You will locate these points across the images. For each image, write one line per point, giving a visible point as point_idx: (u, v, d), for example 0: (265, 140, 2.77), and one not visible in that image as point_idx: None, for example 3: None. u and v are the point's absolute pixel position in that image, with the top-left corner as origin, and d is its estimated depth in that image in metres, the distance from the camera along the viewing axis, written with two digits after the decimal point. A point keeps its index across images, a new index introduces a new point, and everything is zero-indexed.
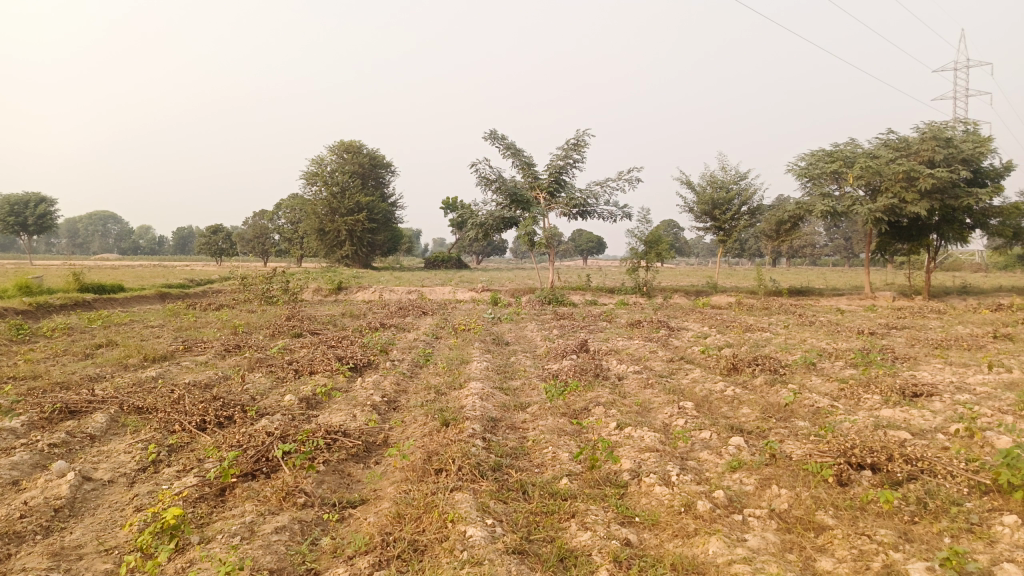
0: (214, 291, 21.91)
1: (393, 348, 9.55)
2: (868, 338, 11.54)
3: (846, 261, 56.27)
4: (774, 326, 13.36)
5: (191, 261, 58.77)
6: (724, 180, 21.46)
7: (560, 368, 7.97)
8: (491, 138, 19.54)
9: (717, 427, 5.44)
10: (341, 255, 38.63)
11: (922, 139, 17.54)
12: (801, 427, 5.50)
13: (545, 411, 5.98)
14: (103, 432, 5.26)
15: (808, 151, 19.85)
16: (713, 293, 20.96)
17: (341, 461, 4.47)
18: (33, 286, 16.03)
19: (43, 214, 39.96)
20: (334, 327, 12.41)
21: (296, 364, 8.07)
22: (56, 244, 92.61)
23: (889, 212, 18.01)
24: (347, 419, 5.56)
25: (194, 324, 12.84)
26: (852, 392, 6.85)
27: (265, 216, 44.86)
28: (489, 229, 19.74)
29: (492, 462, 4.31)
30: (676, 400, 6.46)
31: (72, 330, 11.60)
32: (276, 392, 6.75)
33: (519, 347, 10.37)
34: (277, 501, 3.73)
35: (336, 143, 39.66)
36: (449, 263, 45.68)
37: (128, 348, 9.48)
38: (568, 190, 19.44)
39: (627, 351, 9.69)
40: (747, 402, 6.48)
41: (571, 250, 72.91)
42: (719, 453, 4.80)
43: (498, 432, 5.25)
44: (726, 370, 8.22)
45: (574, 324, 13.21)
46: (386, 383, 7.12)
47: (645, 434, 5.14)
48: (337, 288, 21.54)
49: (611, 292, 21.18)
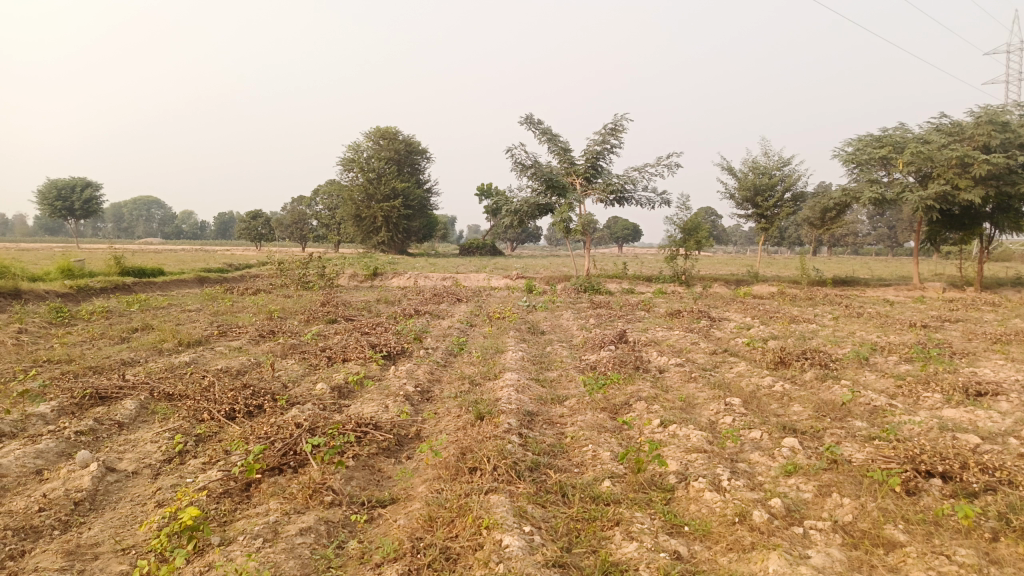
0: (251, 276, 22.00)
1: (427, 336, 9.37)
2: (921, 331, 11.02)
3: (890, 250, 54.77)
4: (819, 317, 12.87)
5: (229, 246, 59.65)
6: (767, 166, 20.81)
7: (598, 359, 7.68)
8: (528, 121, 19.18)
9: (768, 426, 5.12)
10: (377, 241, 38.72)
11: (978, 123, 16.73)
12: (859, 428, 5.15)
13: (583, 405, 5.71)
14: (132, 419, 5.14)
15: (856, 136, 19.12)
16: (753, 282, 20.41)
17: (372, 456, 4.27)
18: (75, 269, 16.22)
19: (88, 199, 40.74)
20: (368, 313, 12.29)
21: (329, 351, 7.92)
22: (102, 228, 94.83)
23: (941, 200, 17.25)
24: (379, 410, 5.37)
25: (229, 308, 12.83)
26: (910, 390, 6.45)
27: (302, 201, 45.14)
28: (524, 215, 19.44)
29: (530, 461, 4.06)
30: (722, 396, 6.14)
31: (111, 313, 11.65)
32: (307, 380, 6.60)
33: (555, 336, 10.08)
34: (303, 499, 3.53)
35: (372, 129, 39.62)
36: (485, 250, 45.55)
37: (163, 332, 9.45)
38: (606, 176, 19.01)
39: (667, 343, 9.36)
40: (799, 399, 6.13)
41: (606, 238, 72.18)
42: (772, 456, 4.48)
43: (535, 427, 5.00)
44: (773, 364, 7.85)
45: (611, 313, 12.90)
46: (419, 373, 6.90)
47: (691, 432, 4.85)
48: (372, 274, 21.47)
49: (649, 280, 20.75)
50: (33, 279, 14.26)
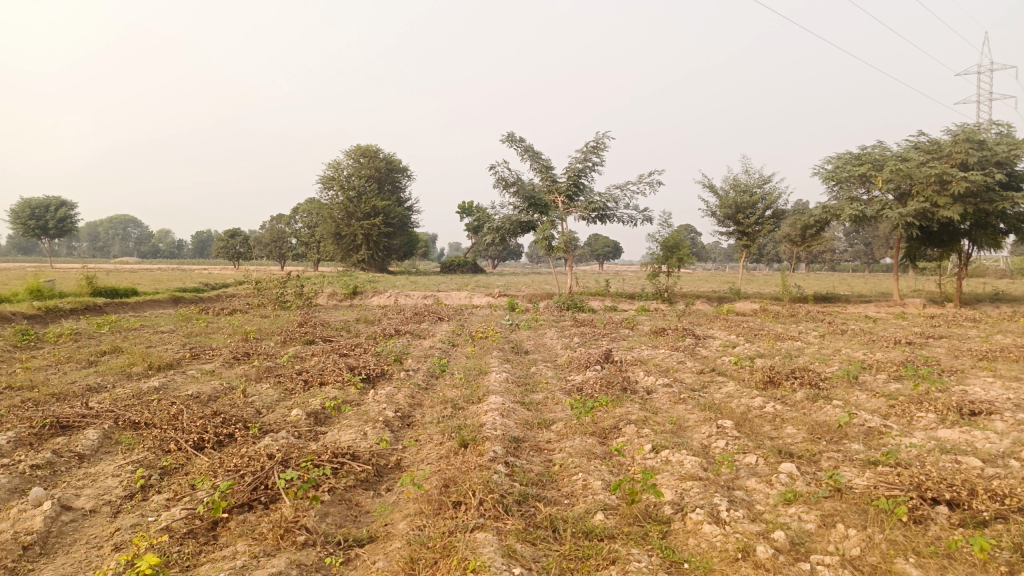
0: (227, 295, 21.58)
1: (408, 357, 9.11)
2: (907, 348, 10.95)
3: (867, 267, 55.36)
4: (804, 335, 12.79)
5: (207, 264, 58.97)
6: (748, 183, 20.86)
7: (584, 380, 7.47)
8: (509, 139, 19.10)
9: (763, 450, 4.93)
10: (357, 259, 38.37)
11: (955, 141, 16.87)
12: (857, 451, 4.98)
13: (571, 430, 5.49)
14: (93, 450, 4.84)
15: (835, 153, 19.22)
16: (736, 299, 20.37)
17: (349, 489, 4.01)
18: (45, 289, 15.77)
19: (63, 218, 40.02)
20: (347, 333, 11.99)
21: (305, 374, 7.64)
22: (77, 247, 93.41)
23: (920, 217, 17.36)
24: (357, 437, 5.12)
25: (204, 329, 12.47)
26: (904, 410, 6.30)
27: (281, 219, 44.69)
28: (505, 233, 19.29)
29: (517, 493, 3.83)
30: (713, 418, 5.95)
31: (79, 335, 11.26)
32: (282, 405, 6.32)
33: (540, 356, 9.87)
34: (273, 540, 3.27)
35: (352, 147, 39.41)
36: (466, 268, 45.31)
37: (133, 355, 9.10)
38: (587, 194, 18.94)
39: (654, 362, 9.19)
40: (791, 421, 5.96)
41: (586, 255, 72.28)
42: (770, 483, 4.29)
43: (521, 454, 4.77)
44: (763, 383, 7.69)
45: (594, 332, 12.72)
46: (399, 396, 6.65)
47: (684, 458, 4.65)
48: (351, 293, 21.16)
49: (631, 297, 20.65)
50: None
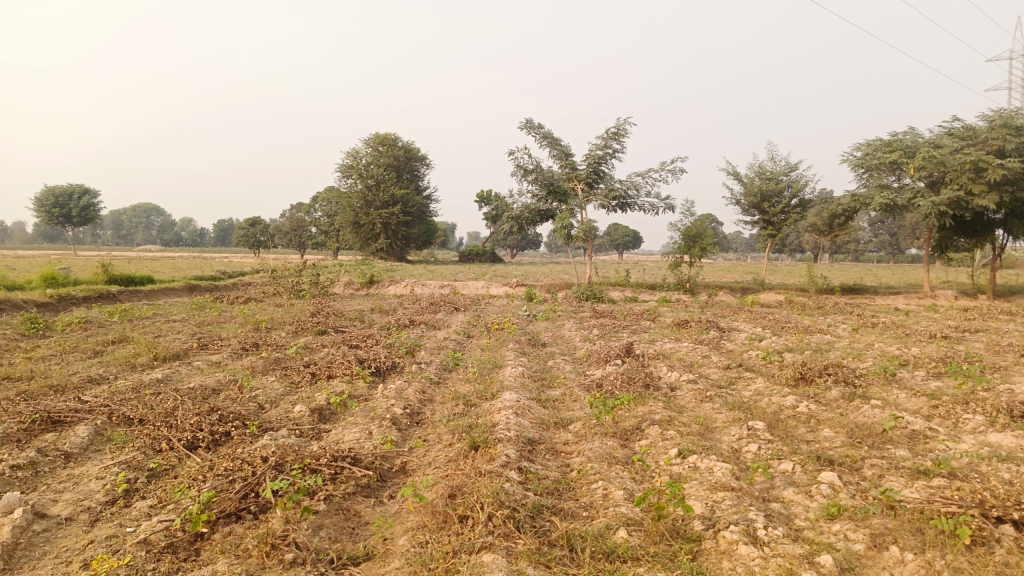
0: (244, 284, 21.40)
1: (421, 349, 8.78)
2: (943, 343, 10.41)
3: (891, 257, 54.24)
4: (834, 328, 12.26)
5: (226, 253, 59.10)
6: (774, 171, 20.28)
7: (604, 375, 7.09)
8: (527, 126, 18.67)
9: (800, 457, 4.53)
10: (375, 248, 38.17)
11: (991, 127, 16.18)
12: (902, 458, 4.56)
13: (590, 431, 5.12)
14: (82, 449, 4.55)
15: (864, 140, 18.57)
16: (760, 290, 19.84)
17: (348, 497, 3.67)
18: (59, 276, 15.63)
19: (86, 205, 40.19)
20: (360, 324, 11.68)
21: (313, 367, 7.32)
22: (101, 235, 94.32)
23: (953, 206, 16.68)
24: (361, 437, 4.79)
25: (216, 319, 12.22)
26: (948, 412, 5.86)
27: (301, 208, 44.53)
28: (524, 222, 18.91)
29: (531, 506, 3.47)
30: (743, 419, 5.55)
31: (89, 324, 11.05)
32: (285, 400, 6.00)
33: (557, 349, 9.49)
34: (258, 558, 2.93)
35: (370, 136, 39.15)
36: (484, 257, 44.98)
37: (140, 345, 8.84)
38: (607, 182, 18.47)
39: (677, 356, 8.79)
40: (828, 422, 5.55)
41: (606, 245, 71.35)
42: (810, 495, 3.90)
43: (537, 458, 4.41)
44: (794, 380, 7.24)
45: (615, 323, 12.33)
46: (409, 392, 6.32)
47: (714, 465, 4.27)
48: (368, 282, 20.89)
49: (652, 288, 20.16)
50: (12, 288, 13.68)
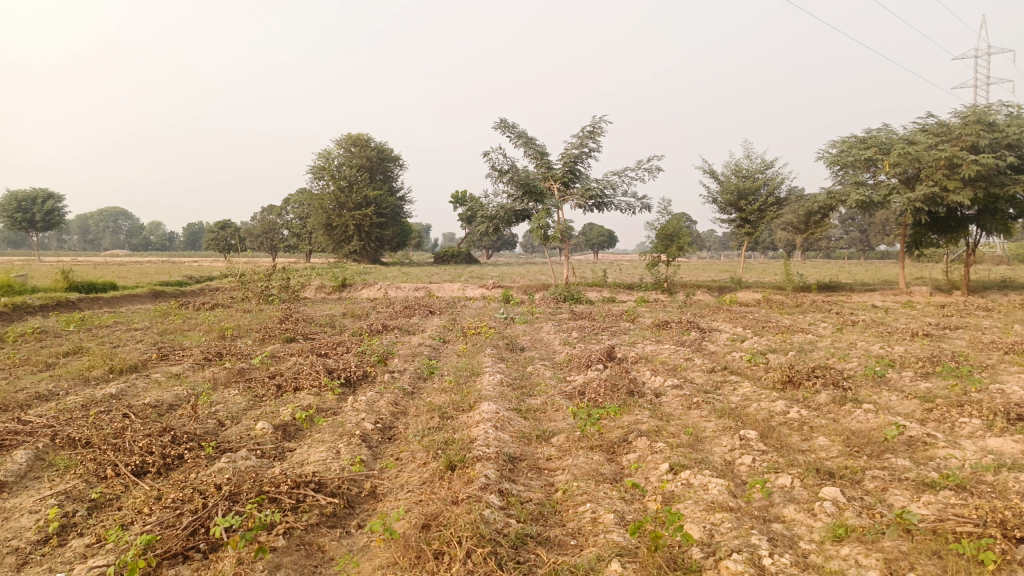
0: (212, 289, 20.78)
1: (394, 357, 8.41)
2: (926, 341, 10.27)
3: (862, 254, 54.78)
4: (814, 327, 12.09)
5: (197, 257, 58.01)
6: (750, 169, 20.20)
7: (586, 382, 6.78)
8: (501, 126, 18.34)
9: (798, 470, 4.26)
10: (348, 251, 37.57)
11: (965, 123, 16.18)
12: (904, 468, 4.32)
13: (574, 444, 4.81)
14: (18, 476, 4.11)
15: (839, 137, 18.50)
16: (738, 288, 19.73)
17: (310, 530, 3.31)
18: (15, 283, 14.98)
19: (51, 210, 39.10)
20: (331, 330, 11.26)
21: (278, 378, 6.90)
22: (67, 240, 92.42)
23: (928, 202, 16.65)
24: (327, 457, 4.43)
25: (180, 327, 11.71)
26: (943, 415, 5.64)
27: (272, 210, 43.66)
28: (499, 222, 18.58)
29: (514, 539, 3.14)
30: (733, 427, 5.27)
31: (44, 334, 10.50)
32: (248, 416, 5.61)
33: (536, 353, 9.18)
34: None
35: (342, 136, 38.51)
36: (460, 258, 44.58)
37: (95, 357, 8.33)
38: (583, 181, 18.20)
39: (660, 359, 8.51)
40: (822, 429, 5.30)
41: (581, 244, 71.14)
42: (812, 514, 3.62)
43: (518, 478, 4.08)
44: (781, 384, 6.99)
45: (593, 325, 12.06)
46: (381, 404, 5.96)
47: (709, 482, 3.98)
48: (341, 285, 20.39)
49: (630, 287, 19.96)
50: None
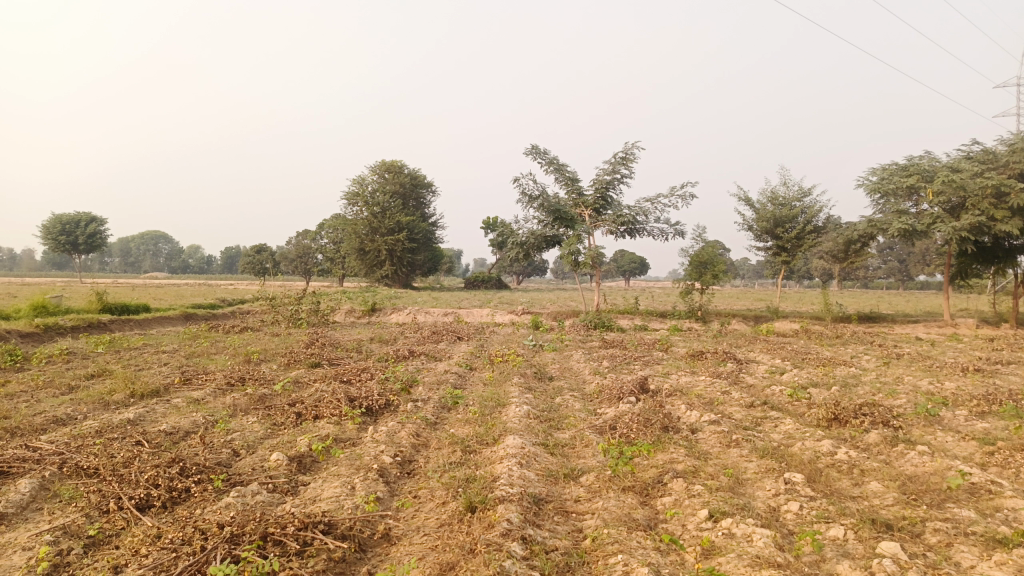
0: (243, 311, 20.82)
1: (418, 385, 8.16)
2: (978, 377, 9.70)
3: (901, 284, 53.35)
4: (857, 360, 11.55)
5: (233, 280, 58.83)
6: (787, 196, 19.74)
7: (617, 416, 6.44)
8: (533, 152, 18.24)
9: (851, 521, 3.88)
10: (380, 275, 37.69)
11: (1013, 151, 15.61)
12: (969, 520, 3.92)
13: (605, 485, 4.49)
14: (18, 508, 3.92)
15: (880, 164, 17.98)
16: (774, 318, 19.17)
17: None
18: (49, 304, 15.11)
19: (93, 233, 39.90)
20: (357, 356, 11.08)
21: (298, 406, 6.69)
22: (109, 263, 94.63)
23: (975, 231, 16.00)
24: (341, 494, 4.17)
25: (207, 350, 11.63)
26: (1006, 460, 5.19)
27: (307, 235, 44.07)
28: (530, 248, 18.37)
29: None
30: (777, 469, 4.90)
31: (72, 356, 10.47)
32: (264, 446, 5.38)
33: (566, 384, 8.87)
34: None
35: (376, 163, 38.87)
36: (491, 284, 44.46)
37: (118, 380, 8.22)
38: (615, 207, 17.94)
39: (695, 392, 8.13)
40: (874, 473, 4.89)
41: (612, 272, 70.58)
42: (870, 573, 3.24)
43: (543, 523, 3.77)
44: (826, 422, 6.56)
45: (626, 354, 11.69)
46: (402, 435, 5.69)
47: (754, 532, 3.64)
48: (370, 310, 20.32)
49: (662, 316, 19.53)
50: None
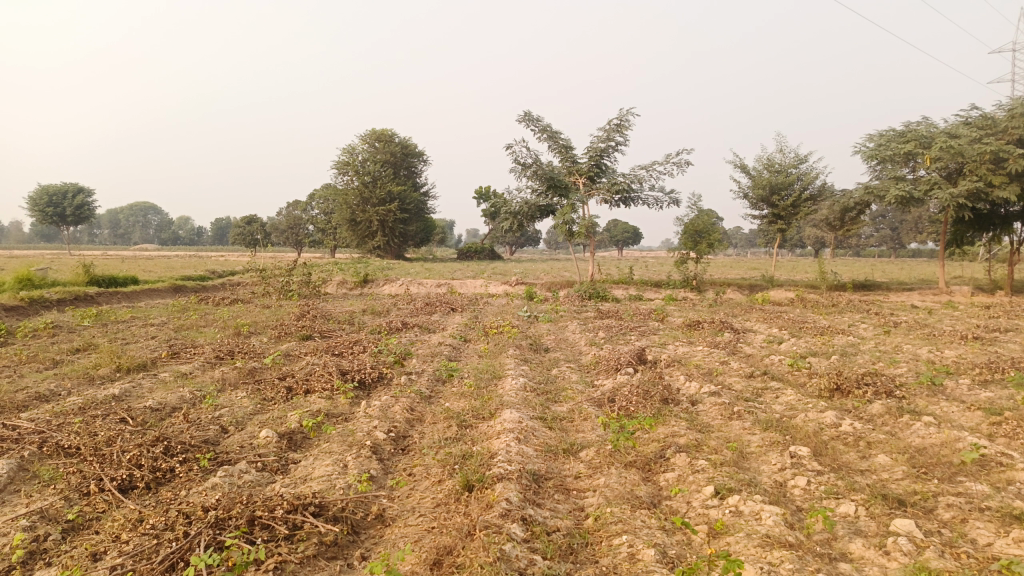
0: (233, 284, 20.53)
1: (412, 358, 7.99)
2: (977, 345, 9.59)
3: (893, 252, 53.38)
4: (855, 328, 11.44)
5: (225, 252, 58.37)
6: (783, 163, 19.49)
7: (616, 388, 6.29)
8: (526, 119, 17.88)
9: (861, 496, 3.75)
10: (372, 246, 37.36)
11: (1012, 116, 15.37)
12: (982, 494, 3.79)
13: (606, 461, 4.35)
14: None
15: (877, 130, 17.73)
16: (770, 287, 19.05)
17: (306, 564, 2.89)
18: (35, 277, 14.81)
19: (81, 204, 39.30)
20: (349, 328, 10.90)
21: (288, 380, 6.51)
22: (99, 235, 93.70)
23: (972, 198, 15.82)
24: (334, 472, 4.01)
25: (196, 323, 11.41)
26: (1014, 429, 5.07)
27: (298, 206, 43.59)
28: (523, 218, 18.12)
29: None
30: (782, 443, 4.76)
31: (57, 330, 10.25)
32: (253, 422, 5.22)
33: (561, 355, 8.73)
34: None
35: (367, 132, 38.30)
36: (483, 254, 44.20)
37: (104, 354, 8.01)
38: (610, 175, 17.66)
39: (694, 362, 7.99)
40: (881, 446, 4.76)
41: (605, 241, 70.36)
42: (885, 552, 3.11)
43: (544, 502, 3.63)
44: (828, 392, 6.43)
45: (621, 324, 11.55)
46: (396, 410, 5.52)
47: (763, 509, 3.50)
48: (362, 281, 20.09)
49: (657, 285, 19.38)
50: None
